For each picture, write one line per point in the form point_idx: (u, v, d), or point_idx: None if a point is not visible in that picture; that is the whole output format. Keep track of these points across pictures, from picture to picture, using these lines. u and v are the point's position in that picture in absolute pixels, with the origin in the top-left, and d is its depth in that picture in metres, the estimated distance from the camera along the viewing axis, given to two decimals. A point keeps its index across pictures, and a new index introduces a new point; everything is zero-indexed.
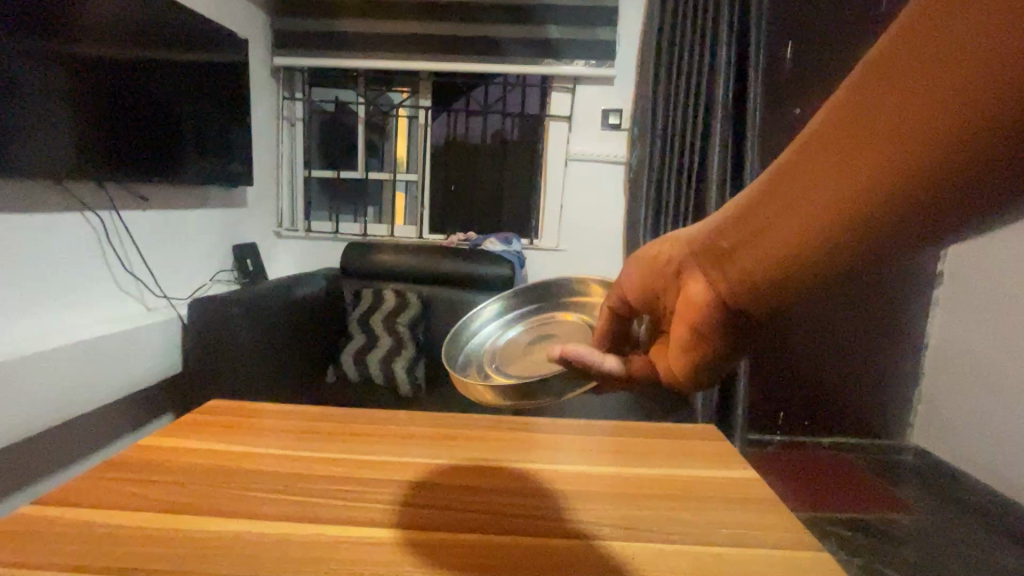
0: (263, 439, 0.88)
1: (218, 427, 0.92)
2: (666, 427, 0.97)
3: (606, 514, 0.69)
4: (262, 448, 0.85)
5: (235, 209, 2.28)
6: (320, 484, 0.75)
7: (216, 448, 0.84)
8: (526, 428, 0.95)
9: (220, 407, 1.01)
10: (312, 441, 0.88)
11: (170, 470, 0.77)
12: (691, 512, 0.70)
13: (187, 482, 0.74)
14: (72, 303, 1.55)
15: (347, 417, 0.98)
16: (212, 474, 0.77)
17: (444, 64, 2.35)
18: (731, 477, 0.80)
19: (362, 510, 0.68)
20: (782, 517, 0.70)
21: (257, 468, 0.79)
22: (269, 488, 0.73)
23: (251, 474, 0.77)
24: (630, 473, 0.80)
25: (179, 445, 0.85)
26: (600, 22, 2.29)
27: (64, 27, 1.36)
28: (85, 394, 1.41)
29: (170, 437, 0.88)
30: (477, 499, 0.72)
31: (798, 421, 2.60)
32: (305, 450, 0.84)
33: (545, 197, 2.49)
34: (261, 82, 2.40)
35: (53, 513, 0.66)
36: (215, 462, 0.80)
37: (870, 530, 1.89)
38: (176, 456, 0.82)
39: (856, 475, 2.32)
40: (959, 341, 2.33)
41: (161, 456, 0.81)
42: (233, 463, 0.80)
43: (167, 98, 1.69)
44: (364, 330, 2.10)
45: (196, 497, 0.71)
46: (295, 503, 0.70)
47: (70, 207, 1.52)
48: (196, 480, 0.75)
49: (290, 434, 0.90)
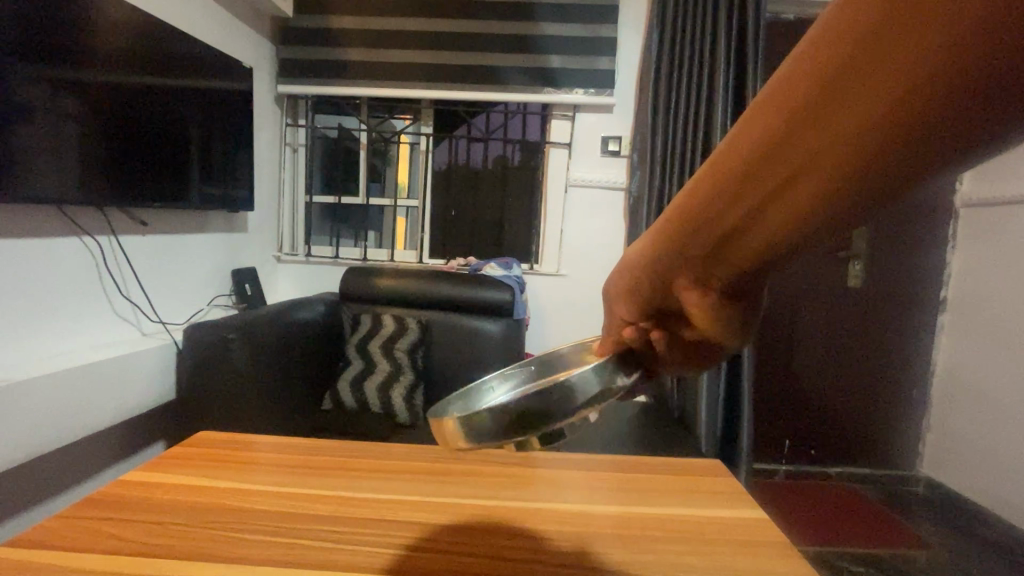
0: (254, 474, 0.85)
1: (207, 462, 0.89)
2: (671, 462, 0.94)
3: (613, 559, 0.66)
4: (252, 485, 0.81)
5: (236, 234, 2.28)
6: (311, 524, 0.71)
7: (204, 484, 0.81)
8: (526, 463, 0.92)
9: (211, 439, 0.98)
10: (307, 476, 0.85)
11: (154, 508, 0.74)
12: (699, 556, 0.67)
13: (172, 521, 0.71)
14: (68, 328, 1.52)
15: (343, 450, 0.95)
16: (200, 513, 0.73)
17: (447, 92, 2.38)
18: (738, 517, 0.77)
19: (355, 554, 0.65)
20: (795, 562, 0.67)
21: (246, 506, 0.75)
22: (258, 529, 0.70)
23: (241, 513, 0.74)
24: (636, 512, 0.77)
25: (165, 480, 0.82)
26: (602, 53, 2.33)
27: (72, 58, 1.37)
28: (76, 424, 1.37)
29: (157, 471, 0.85)
30: (478, 542, 0.69)
31: (802, 450, 2.56)
32: (296, 486, 0.81)
33: (546, 223, 2.50)
34: (265, 108, 2.42)
35: (27, 556, 0.63)
36: (202, 500, 0.77)
37: (881, 566, 1.85)
38: (162, 492, 0.79)
39: (865, 509, 2.27)
40: (962, 369, 2.33)
41: (148, 493, 0.78)
42: (222, 501, 0.76)
43: (171, 125, 1.70)
44: (362, 356, 2.07)
45: (180, 538, 0.68)
46: (285, 545, 0.67)
47: (69, 232, 1.51)
48: (180, 521, 0.71)
49: (283, 469, 0.87)
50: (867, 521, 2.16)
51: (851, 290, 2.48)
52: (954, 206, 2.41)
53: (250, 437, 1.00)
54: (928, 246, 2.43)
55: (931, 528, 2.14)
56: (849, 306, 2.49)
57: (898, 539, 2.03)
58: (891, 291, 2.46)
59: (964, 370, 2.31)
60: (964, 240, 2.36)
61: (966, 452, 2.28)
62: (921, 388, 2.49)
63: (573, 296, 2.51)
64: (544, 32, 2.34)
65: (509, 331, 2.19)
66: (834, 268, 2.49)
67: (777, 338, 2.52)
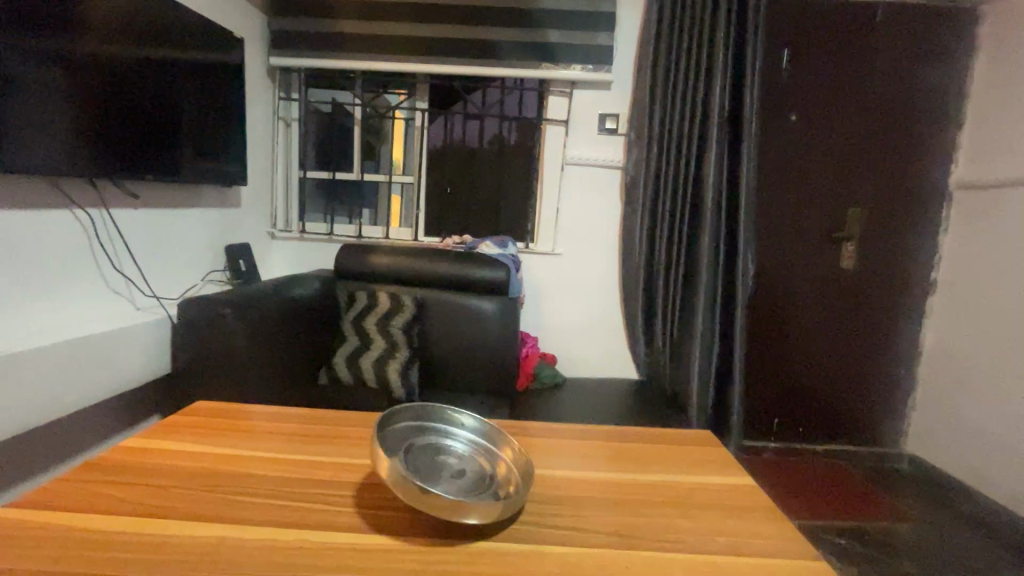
0: (277, 444, 0.94)
1: (229, 434, 0.96)
2: (661, 436, 1.06)
3: (609, 554, 0.70)
4: (276, 453, 0.91)
5: (230, 209, 2.26)
6: (337, 490, 0.81)
7: (233, 451, 0.90)
8: (529, 436, 1.03)
9: (230, 414, 1.05)
10: (308, 466, 0.87)
11: (188, 474, 0.82)
12: (687, 519, 0.78)
13: (206, 486, 0.80)
14: (64, 302, 1.52)
15: (345, 440, 0.98)
16: (203, 503, 0.75)
17: (443, 66, 2.34)
18: (724, 484, 0.88)
19: (379, 517, 0.76)
20: (773, 523, 0.78)
21: (273, 473, 0.85)
22: (287, 495, 0.79)
23: (247, 503, 0.76)
24: (631, 505, 0.81)
25: (193, 449, 0.90)
26: (600, 27, 2.29)
27: (67, 27, 1.35)
28: (72, 396, 1.38)
29: (156, 457, 0.86)
30: (477, 537, 0.73)
31: (792, 428, 2.60)
32: (319, 453, 0.92)
33: (542, 201, 2.49)
34: (257, 80, 2.37)
35: (81, 518, 0.70)
36: (231, 466, 0.86)
37: (863, 538, 1.94)
38: (193, 458, 0.87)
39: (852, 483, 2.34)
40: (950, 352, 2.37)
41: (150, 481, 0.80)
42: (225, 489, 0.79)
43: (165, 96, 1.67)
44: (358, 333, 2.07)
45: (217, 504, 0.75)
46: (317, 509, 0.76)
47: (61, 204, 1.49)
48: (216, 486, 0.80)
49: (285, 459, 0.89)
50: (852, 496, 2.23)
51: (846, 270, 2.48)
52: (947, 189, 2.43)
53: (266, 412, 1.07)
54: (921, 229, 2.45)
55: (914, 503, 2.21)
56: (843, 286, 2.49)
57: (882, 512, 2.12)
58: (883, 272, 2.48)
59: (953, 352, 2.36)
60: (958, 223, 2.38)
61: (952, 432, 2.33)
62: (908, 369, 2.55)
63: (569, 275, 2.51)
64: (541, 6, 2.29)
65: (504, 309, 2.20)
66: (827, 249, 2.47)
67: (768, 316, 2.52)
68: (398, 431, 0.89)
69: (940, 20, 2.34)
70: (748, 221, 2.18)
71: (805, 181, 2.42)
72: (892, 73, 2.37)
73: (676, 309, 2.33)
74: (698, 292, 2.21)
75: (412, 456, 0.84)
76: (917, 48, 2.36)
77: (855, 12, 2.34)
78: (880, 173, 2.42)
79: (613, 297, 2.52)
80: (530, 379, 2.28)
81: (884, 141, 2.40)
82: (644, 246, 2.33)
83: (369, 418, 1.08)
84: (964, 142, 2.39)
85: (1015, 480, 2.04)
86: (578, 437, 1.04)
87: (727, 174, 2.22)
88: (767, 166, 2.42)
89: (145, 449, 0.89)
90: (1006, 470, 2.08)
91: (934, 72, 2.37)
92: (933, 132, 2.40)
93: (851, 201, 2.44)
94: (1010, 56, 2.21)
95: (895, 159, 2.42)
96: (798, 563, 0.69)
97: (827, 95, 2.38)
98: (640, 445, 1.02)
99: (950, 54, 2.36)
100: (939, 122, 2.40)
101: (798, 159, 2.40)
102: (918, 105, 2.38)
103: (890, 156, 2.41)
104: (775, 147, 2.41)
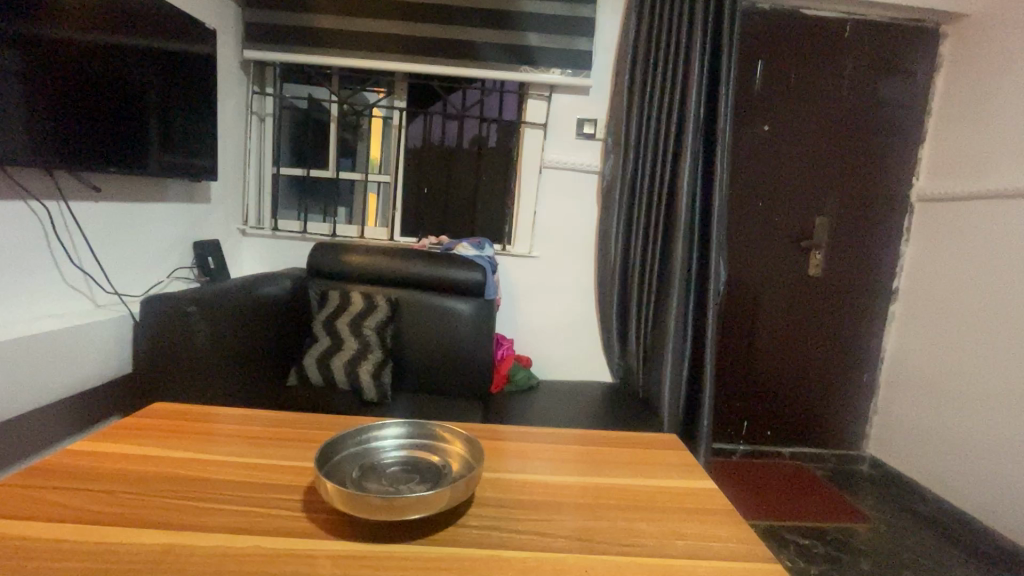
0: (236, 448, 0.93)
1: (192, 438, 0.95)
2: (627, 438, 1.09)
3: (571, 557, 0.70)
4: (237, 458, 0.90)
5: (198, 205, 2.19)
6: (298, 497, 0.80)
7: (193, 456, 0.89)
8: (498, 437, 1.04)
9: (190, 417, 1.04)
10: (271, 473, 0.86)
11: (143, 480, 0.81)
12: (647, 522, 0.79)
13: (162, 494, 0.78)
14: (22, 300, 1.46)
15: (310, 445, 0.96)
16: (161, 513, 0.74)
17: (423, 65, 2.32)
18: (684, 488, 0.89)
19: (337, 525, 0.75)
20: (731, 525, 0.79)
21: (229, 478, 0.83)
22: (246, 501, 0.78)
23: (204, 511, 0.75)
24: (594, 509, 0.82)
25: (151, 455, 0.89)
26: (580, 33, 2.30)
27: (35, 15, 1.31)
28: (24, 397, 1.32)
29: (109, 467, 0.84)
30: (440, 541, 0.72)
31: (760, 431, 2.65)
32: (280, 458, 0.91)
33: (519, 204, 2.49)
34: (229, 74, 2.31)
35: (31, 528, 0.69)
36: (188, 472, 0.84)
37: (824, 537, 2.01)
38: (150, 466, 0.85)
39: (816, 484, 2.42)
40: (910, 357, 2.46)
41: (105, 492, 0.78)
42: (182, 498, 0.78)
43: (130, 88, 1.61)
44: (329, 333, 2.04)
45: (172, 514, 0.74)
46: (278, 517, 0.75)
47: (15, 196, 1.42)
48: (173, 494, 0.79)
49: (245, 465, 0.88)
50: (815, 496, 2.31)
51: (814, 277, 2.54)
52: (909, 201, 2.52)
53: (228, 414, 1.06)
54: (885, 238, 2.54)
55: (874, 504, 2.29)
56: (810, 294, 2.55)
57: (846, 512, 2.19)
58: (848, 281, 2.56)
59: (912, 358, 2.46)
60: (919, 235, 2.48)
61: (912, 436, 2.42)
62: (872, 373, 2.63)
63: (545, 277, 2.52)
64: (523, 10, 2.29)
65: (480, 312, 2.19)
66: (796, 257, 2.53)
67: (740, 322, 2.56)
68: (344, 462, 0.87)
69: (905, 38, 2.43)
70: (719, 228, 2.23)
71: (776, 191, 2.49)
72: (859, 88, 2.45)
73: (650, 314, 2.36)
74: (672, 298, 2.23)
75: (365, 483, 0.83)
76: (884, 64, 2.44)
77: (825, 28, 2.41)
78: (847, 182, 2.50)
79: (588, 299, 2.53)
80: (504, 382, 2.27)
81: (851, 153, 2.48)
82: (619, 249, 2.35)
83: (337, 421, 1.06)
84: (926, 157, 2.48)
85: (970, 482, 2.13)
86: (547, 439, 1.05)
87: (700, 183, 2.26)
88: (739, 175, 2.47)
89: (99, 458, 0.86)
90: (961, 471, 2.17)
91: (900, 89, 2.45)
92: (897, 147, 2.49)
93: (820, 211, 2.51)
94: (971, 75, 2.30)
95: (863, 170, 2.49)
96: (755, 564, 0.71)
97: (796, 108, 2.45)
98: (606, 448, 1.03)
99: (915, 72, 2.45)
100: (902, 137, 2.49)
101: (768, 169, 2.47)
102: (883, 120, 2.47)
103: (857, 168, 2.49)
104: (748, 156, 2.46)
